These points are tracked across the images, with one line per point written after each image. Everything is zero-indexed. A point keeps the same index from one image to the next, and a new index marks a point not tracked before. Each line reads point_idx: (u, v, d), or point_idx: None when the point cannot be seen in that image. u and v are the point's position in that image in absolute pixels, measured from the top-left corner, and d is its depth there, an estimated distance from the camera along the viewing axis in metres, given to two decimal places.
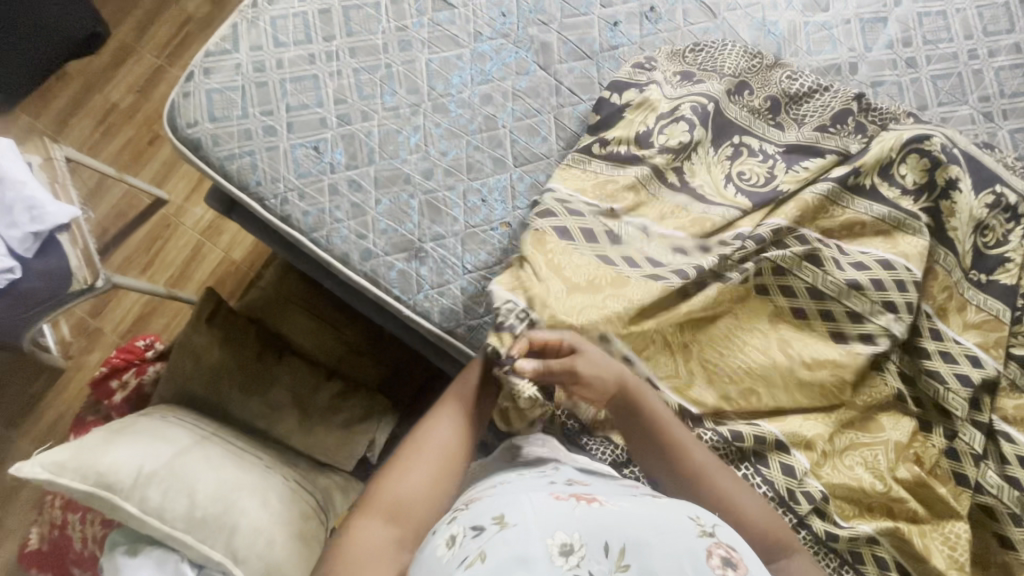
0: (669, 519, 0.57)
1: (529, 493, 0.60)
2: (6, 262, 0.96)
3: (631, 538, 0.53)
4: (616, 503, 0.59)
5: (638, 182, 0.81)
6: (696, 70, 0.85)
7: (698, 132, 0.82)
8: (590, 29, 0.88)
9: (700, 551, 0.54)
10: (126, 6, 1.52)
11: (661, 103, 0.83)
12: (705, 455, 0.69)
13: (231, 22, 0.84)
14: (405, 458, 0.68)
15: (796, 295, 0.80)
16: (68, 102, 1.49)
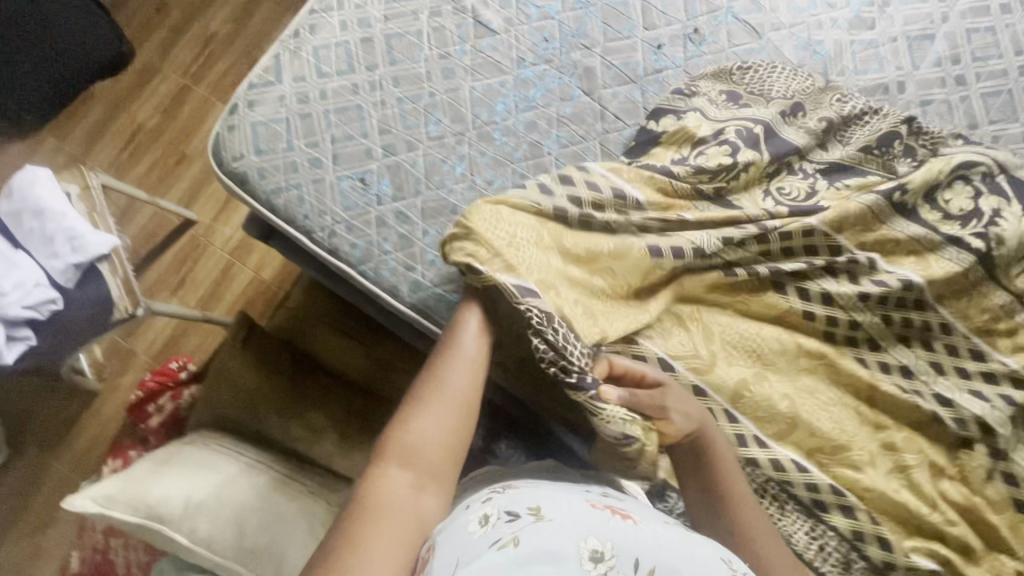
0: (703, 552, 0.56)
1: (566, 495, 0.60)
2: (49, 293, 0.96)
3: (663, 562, 0.53)
4: (651, 523, 0.59)
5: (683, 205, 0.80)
6: (742, 95, 0.84)
7: (742, 154, 0.80)
8: (634, 53, 0.87)
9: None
10: (150, 27, 1.53)
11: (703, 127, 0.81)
12: (755, 505, 0.67)
13: (273, 52, 0.84)
14: (422, 407, 0.65)
15: (818, 305, 0.80)
16: (94, 123, 1.49)
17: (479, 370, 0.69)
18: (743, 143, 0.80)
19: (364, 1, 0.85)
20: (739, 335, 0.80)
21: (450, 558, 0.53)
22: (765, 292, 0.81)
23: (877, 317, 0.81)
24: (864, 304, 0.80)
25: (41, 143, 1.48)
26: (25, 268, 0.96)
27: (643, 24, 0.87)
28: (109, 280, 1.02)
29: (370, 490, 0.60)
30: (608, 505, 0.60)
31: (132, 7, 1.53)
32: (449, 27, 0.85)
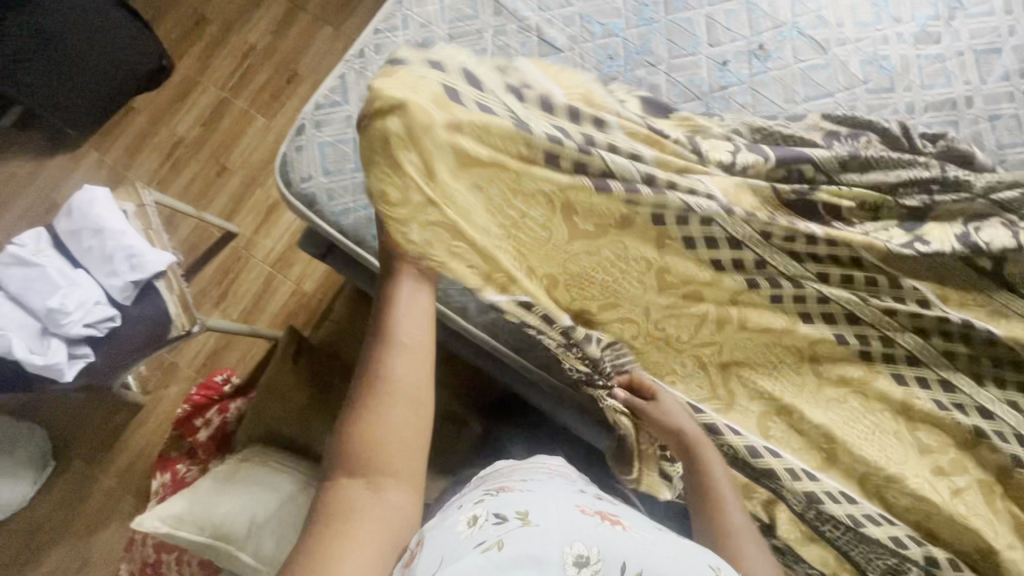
0: (693, 558, 0.50)
1: (557, 499, 0.56)
2: (107, 310, 0.97)
3: (653, 567, 0.48)
4: (645, 529, 0.54)
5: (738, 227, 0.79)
6: (761, 132, 0.83)
7: (743, 155, 0.79)
8: (698, 69, 0.86)
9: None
10: (188, 39, 1.53)
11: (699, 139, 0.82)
12: (732, 505, 0.67)
13: (339, 72, 0.84)
14: (368, 400, 0.64)
15: (847, 327, 0.80)
16: (135, 136, 1.50)
17: (422, 346, 0.68)
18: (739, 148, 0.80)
19: (428, 20, 0.85)
20: (759, 364, 0.81)
21: (433, 559, 0.49)
22: (798, 325, 0.80)
23: (911, 335, 0.80)
24: (893, 320, 0.80)
25: (83, 156, 1.49)
26: (84, 286, 0.96)
27: (707, 40, 0.87)
28: (167, 299, 1.01)
29: (334, 502, 0.58)
30: (601, 511, 0.56)
31: (170, 19, 1.54)
32: (513, 46, 0.85)
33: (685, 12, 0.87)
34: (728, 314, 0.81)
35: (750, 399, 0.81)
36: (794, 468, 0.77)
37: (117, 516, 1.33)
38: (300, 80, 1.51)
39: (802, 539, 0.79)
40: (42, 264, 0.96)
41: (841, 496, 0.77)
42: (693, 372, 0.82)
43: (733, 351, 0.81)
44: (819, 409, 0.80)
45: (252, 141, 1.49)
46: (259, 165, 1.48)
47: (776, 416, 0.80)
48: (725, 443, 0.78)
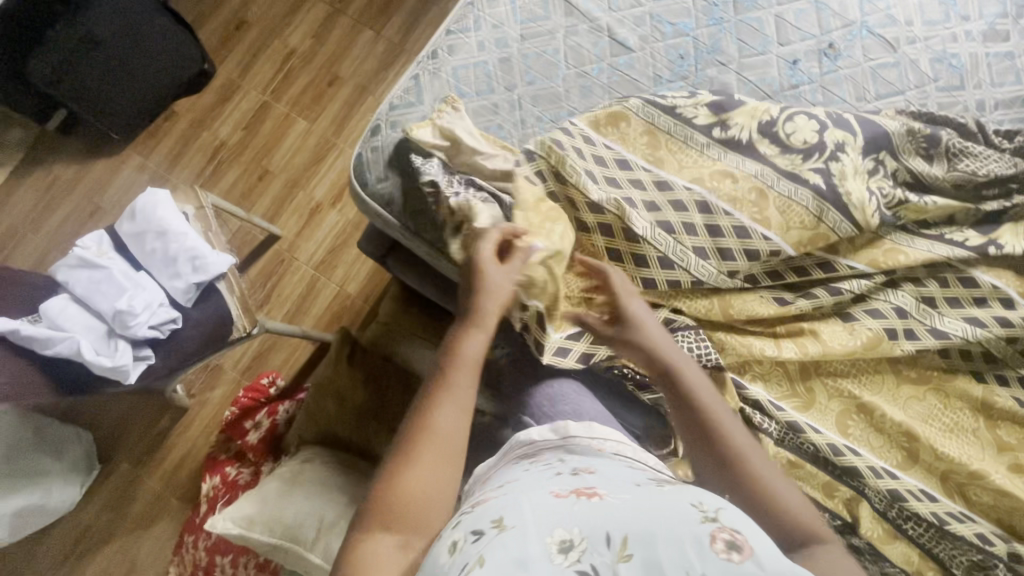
0: (672, 502, 0.49)
1: (527, 492, 0.53)
2: (170, 312, 0.97)
3: (634, 525, 0.46)
4: (621, 495, 0.52)
5: (832, 232, 0.75)
6: (846, 123, 0.78)
7: (830, 133, 0.77)
8: (770, 68, 0.86)
9: (702, 533, 0.45)
10: (229, 43, 1.54)
11: (772, 161, 0.77)
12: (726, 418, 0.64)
13: (411, 74, 0.84)
14: (403, 445, 0.59)
15: (930, 336, 0.78)
16: (176, 140, 1.50)
17: (467, 387, 0.62)
18: (799, 189, 0.76)
19: (501, 21, 0.85)
20: (840, 370, 0.80)
21: None
22: (883, 342, 0.78)
23: (997, 334, 0.77)
24: (969, 320, 0.78)
25: (125, 160, 1.49)
26: (149, 289, 0.96)
27: (778, 40, 0.87)
28: (228, 302, 1.02)
29: (358, 556, 0.54)
30: (574, 486, 0.54)
31: (211, 24, 1.54)
32: (586, 46, 0.85)
33: (755, 12, 0.87)
34: (797, 328, 0.80)
35: (829, 398, 0.79)
36: (875, 465, 0.76)
37: (162, 520, 1.32)
38: (341, 83, 1.51)
39: (884, 537, 0.76)
40: (107, 265, 0.96)
41: (924, 494, 0.75)
42: (775, 372, 0.79)
43: (829, 351, 0.77)
44: (903, 416, 0.78)
45: (294, 144, 1.49)
46: (301, 168, 1.48)
47: (860, 414, 0.79)
48: (808, 441, 0.76)
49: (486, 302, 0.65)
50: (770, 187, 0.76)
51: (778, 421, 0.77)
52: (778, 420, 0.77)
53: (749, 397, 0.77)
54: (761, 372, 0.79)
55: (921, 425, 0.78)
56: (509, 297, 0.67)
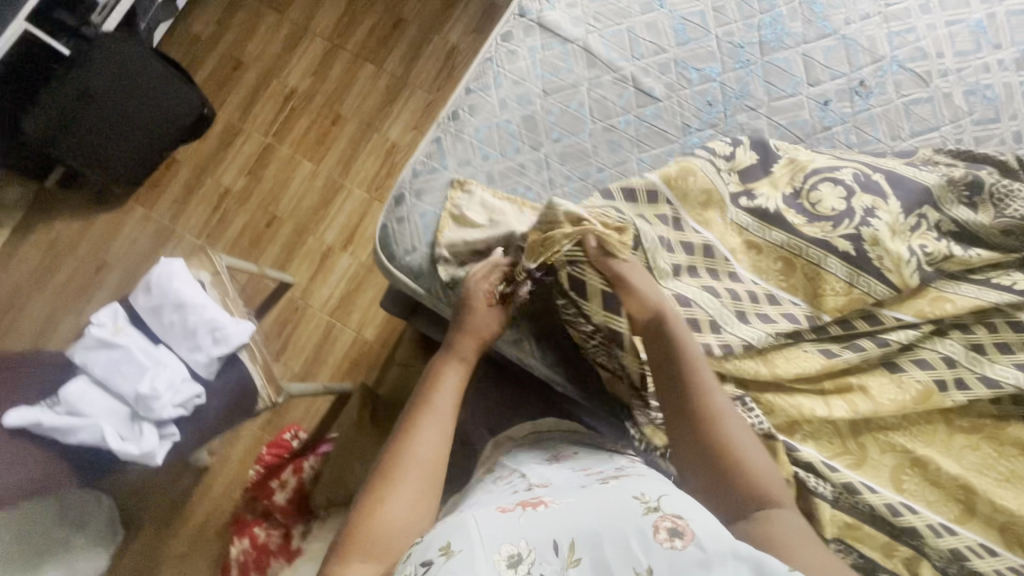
0: (615, 502, 0.56)
1: (476, 508, 0.59)
2: (193, 388, 0.94)
3: (579, 528, 0.53)
4: (565, 501, 0.58)
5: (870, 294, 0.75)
6: (877, 186, 0.76)
7: (857, 199, 0.75)
8: (801, 110, 0.84)
9: (647, 527, 0.52)
10: (226, 85, 1.50)
11: (801, 230, 0.76)
12: (719, 395, 0.68)
13: (433, 137, 0.82)
14: (391, 469, 0.62)
15: (981, 385, 0.76)
16: (180, 190, 1.46)
17: (448, 414, 0.67)
18: (830, 258, 0.75)
19: (521, 76, 0.82)
20: (890, 423, 0.78)
21: None
22: (933, 394, 0.76)
23: None
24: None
25: (127, 214, 1.45)
26: (170, 365, 0.93)
27: (807, 80, 0.84)
28: (251, 370, 0.99)
29: None
30: (519, 502, 0.60)
31: (208, 66, 1.50)
32: (611, 97, 0.83)
33: (782, 52, 0.85)
34: (846, 383, 0.78)
35: (881, 452, 0.78)
36: (933, 522, 0.74)
37: None
38: (345, 121, 1.48)
39: None
40: (125, 344, 0.93)
41: (984, 550, 0.73)
42: (824, 429, 0.78)
43: (877, 408, 0.76)
44: (960, 470, 0.76)
45: (301, 188, 1.45)
46: (309, 212, 1.44)
47: (911, 467, 0.77)
48: (862, 501, 0.75)
49: (471, 338, 0.72)
50: (801, 249, 0.76)
51: (834, 482, 0.75)
52: (833, 481, 0.75)
53: (801, 458, 0.76)
54: (811, 429, 0.78)
55: (978, 477, 0.76)
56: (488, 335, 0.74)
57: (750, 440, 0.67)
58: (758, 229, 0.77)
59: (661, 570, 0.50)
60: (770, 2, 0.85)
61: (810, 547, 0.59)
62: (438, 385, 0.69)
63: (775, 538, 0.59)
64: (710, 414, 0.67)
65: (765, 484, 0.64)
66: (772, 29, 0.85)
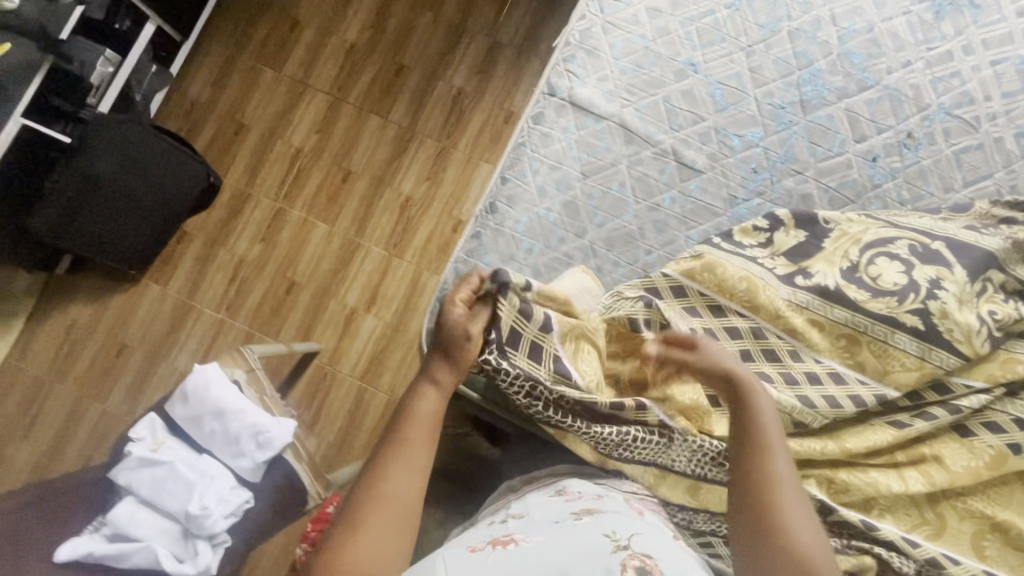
0: (586, 539, 0.55)
1: (445, 548, 0.56)
2: (243, 494, 0.92)
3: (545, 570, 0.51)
4: (537, 536, 0.56)
5: (942, 366, 0.71)
6: (937, 255, 0.74)
7: (919, 272, 0.73)
8: (849, 169, 0.81)
9: (615, 567, 0.51)
10: (229, 150, 1.45)
11: (865, 306, 0.73)
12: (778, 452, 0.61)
13: (472, 233, 0.80)
14: (359, 508, 0.57)
15: None
16: (194, 263, 1.43)
17: (422, 446, 0.62)
18: (898, 333, 0.72)
19: (558, 160, 0.80)
20: (966, 489, 0.76)
21: None
22: (1015, 460, 0.74)
23: None
24: None
25: (141, 293, 1.42)
26: (217, 477, 0.92)
27: (852, 136, 0.81)
28: (296, 466, 0.97)
29: None
30: (492, 537, 0.58)
31: (208, 131, 1.46)
32: (653, 174, 0.80)
33: (824, 109, 0.81)
34: (919, 453, 0.76)
35: (960, 520, 0.76)
36: None
37: None
38: (355, 177, 1.43)
39: None
40: (168, 459, 0.90)
41: None
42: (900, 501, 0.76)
43: (957, 478, 0.74)
44: None
45: (317, 250, 1.42)
46: (329, 274, 1.41)
47: (994, 533, 0.75)
48: (947, 574, 0.73)
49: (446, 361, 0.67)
50: (867, 327, 0.73)
51: (917, 558, 0.74)
52: (916, 557, 0.74)
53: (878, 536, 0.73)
54: (887, 503, 0.76)
55: None
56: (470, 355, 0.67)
57: (803, 511, 0.58)
58: (822, 306, 0.74)
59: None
60: (807, 56, 0.82)
61: None
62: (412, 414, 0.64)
63: None
64: (763, 471, 0.60)
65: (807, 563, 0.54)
66: (812, 86, 0.82)
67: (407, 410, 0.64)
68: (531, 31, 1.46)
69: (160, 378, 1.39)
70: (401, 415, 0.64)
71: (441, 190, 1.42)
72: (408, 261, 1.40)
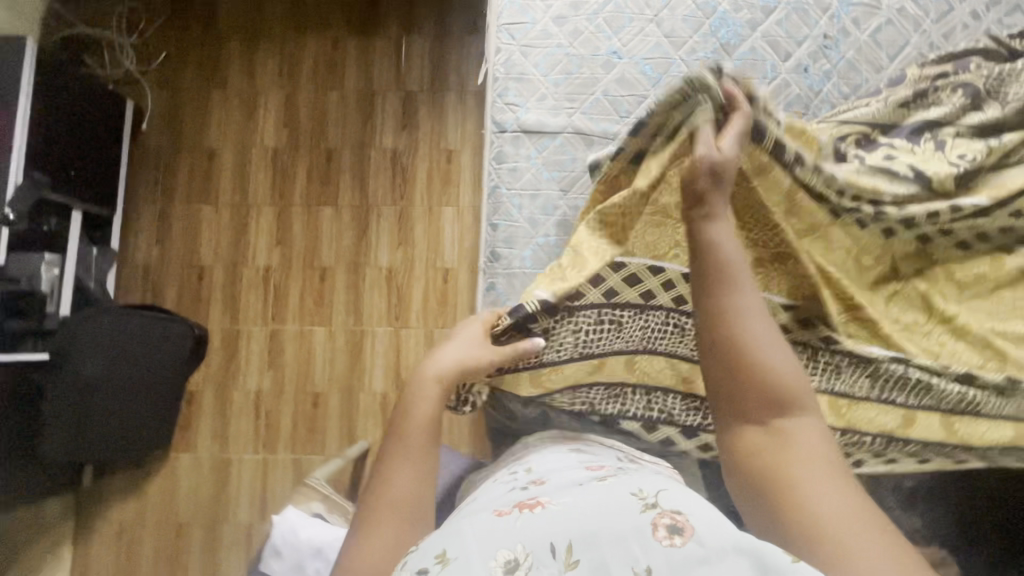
0: (612, 501, 0.52)
1: (471, 516, 0.54)
2: None
3: (578, 532, 0.49)
4: (564, 498, 0.54)
5: (938, 220, 0.79)
6: (876, 143, 0.81)
7: (872, 157, 0.80)
8: (790, 88, 0.85)
9: (645, 526, 0.48)
10: (201, 297, 1.43)
11: (863, 165, 0.79)
12: (763, 332, 0.62)
13: (487, 286, 0.82)
14: (368, 512, 0.61)
15: None
16: (213, 417, 1.39)
17: (423, 445, 0.67)
18: (897, 181, 0.79)
19: (534, 187, 0.82)
20: (1010, 319, 0.81)
21: None
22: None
23: None
24: None
25: (174, 468, 1.38)
26: None
27: (779, 58, 0.86)
28: None
29: None
30: (517, 502, 0.56)
31: (172, 288, 1.43)
32: None
33: (745, 45, 0.86)
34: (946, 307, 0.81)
35: (1015, 348, 0.80)
36: None
37: None
38: (332, 271, 1.42)
39: None
40: None
41: None
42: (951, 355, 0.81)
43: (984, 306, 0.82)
44: None
45: (326, 353, 1.40)
46: (346, 370, 1.39)
47: None
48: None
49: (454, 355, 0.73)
50: (869, 175, 0.79)
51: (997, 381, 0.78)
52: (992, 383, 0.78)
53: (947, 388, 0.79)
54: (949, 360, 0.80)
55: None
56: (479, 362, 0.72)
57: (771, 342, 0.62)
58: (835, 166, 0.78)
59: (662, 570, 0.46)
60: (709, 5, 0.86)
61: (818, 468, 0.56)
62: (408, 417, 0.68)
63: (782, 456, 0.57)
64: (755, 356, 0.61)
65: (778, 397, 0.60)
66: (725, 28, 0.86)
67: (414, 406, 0.69)
68: (437, 69, 1.47)
69: (229, 539, 1.35)
70: (398, 421, 0.69)
71: (417, 249, 1.42)
72: (415, 326, 1.40)
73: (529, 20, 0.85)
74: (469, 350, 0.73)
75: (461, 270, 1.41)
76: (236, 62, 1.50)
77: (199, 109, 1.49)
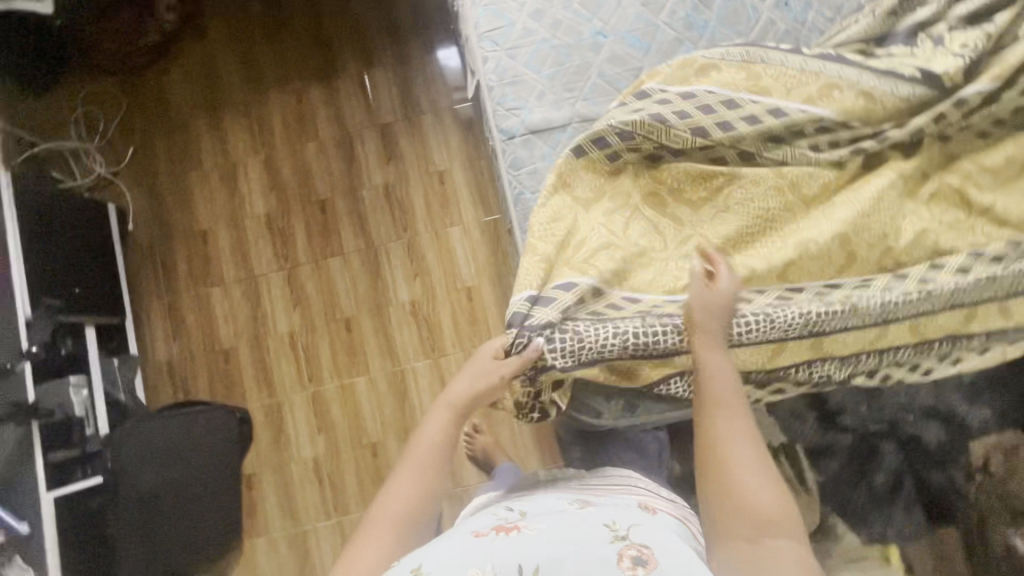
0: (586, 528, 0.57)
1: (453, 535, 0.59)
2: None
3: (547, 555, 0.53)
4: (540, 524, 0.59)
5: (950, 113, 0.79)
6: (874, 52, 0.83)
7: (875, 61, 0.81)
8: (775, 24, 0.87)
9: (612, 556, 0.53)
10: (233, 379, 1.40)
11: (865, 67, 0.81)
12: (750, 452, 0.67)
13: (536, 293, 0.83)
14: (368, 520, 0.69)
15: None
16: (277, 493, 1.37)
17: (428, 465, 0.73)
18: (901, 82, 0.80)
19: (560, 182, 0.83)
20: None
21: None
22: None
23: None
24: None
25: (251, 554, 1.35)
26: None
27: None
28: None
29: None
30: (495, 525, 0.61)
31: (201, 376, 1.40)
32: None
33: None
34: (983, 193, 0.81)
35: None
36: None
37: None
38: (356, 319, 1.40)
39: None
40: None
41: None
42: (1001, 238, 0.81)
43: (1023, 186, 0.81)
44: None
45: (371, 401, 1.38)
46: (396, 413, 1.37)
47: None
48: None
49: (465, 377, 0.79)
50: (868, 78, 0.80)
51: None
52: None
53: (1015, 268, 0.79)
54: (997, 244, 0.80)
55: None
56: (485, 385, 0.77)
57: (759, 464, 0.67)
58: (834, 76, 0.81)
59: None
60: None
61: None
62: (421, 439, 0.76)
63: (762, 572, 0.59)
64: (740, 475, 0.66)
65: (761, 516, 0.63)
66: None
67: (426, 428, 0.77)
68: (405, 95, 1.46)
69: None
70: (412, 442, 0.77)
71: (434, 276, 1.41)
72: (452, 351, 1.38)
73: (507, 23, 0.86)
74: (477, 373, 0.78)
75: (482, 285, 1.40)
76: (206, 137, 1.47)
77: (181, 194, 1.46)
